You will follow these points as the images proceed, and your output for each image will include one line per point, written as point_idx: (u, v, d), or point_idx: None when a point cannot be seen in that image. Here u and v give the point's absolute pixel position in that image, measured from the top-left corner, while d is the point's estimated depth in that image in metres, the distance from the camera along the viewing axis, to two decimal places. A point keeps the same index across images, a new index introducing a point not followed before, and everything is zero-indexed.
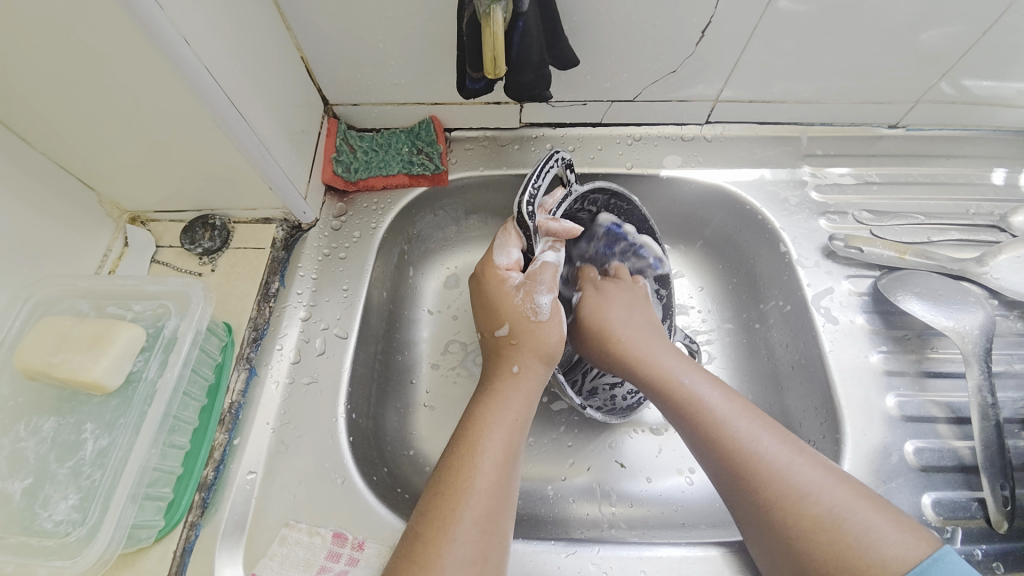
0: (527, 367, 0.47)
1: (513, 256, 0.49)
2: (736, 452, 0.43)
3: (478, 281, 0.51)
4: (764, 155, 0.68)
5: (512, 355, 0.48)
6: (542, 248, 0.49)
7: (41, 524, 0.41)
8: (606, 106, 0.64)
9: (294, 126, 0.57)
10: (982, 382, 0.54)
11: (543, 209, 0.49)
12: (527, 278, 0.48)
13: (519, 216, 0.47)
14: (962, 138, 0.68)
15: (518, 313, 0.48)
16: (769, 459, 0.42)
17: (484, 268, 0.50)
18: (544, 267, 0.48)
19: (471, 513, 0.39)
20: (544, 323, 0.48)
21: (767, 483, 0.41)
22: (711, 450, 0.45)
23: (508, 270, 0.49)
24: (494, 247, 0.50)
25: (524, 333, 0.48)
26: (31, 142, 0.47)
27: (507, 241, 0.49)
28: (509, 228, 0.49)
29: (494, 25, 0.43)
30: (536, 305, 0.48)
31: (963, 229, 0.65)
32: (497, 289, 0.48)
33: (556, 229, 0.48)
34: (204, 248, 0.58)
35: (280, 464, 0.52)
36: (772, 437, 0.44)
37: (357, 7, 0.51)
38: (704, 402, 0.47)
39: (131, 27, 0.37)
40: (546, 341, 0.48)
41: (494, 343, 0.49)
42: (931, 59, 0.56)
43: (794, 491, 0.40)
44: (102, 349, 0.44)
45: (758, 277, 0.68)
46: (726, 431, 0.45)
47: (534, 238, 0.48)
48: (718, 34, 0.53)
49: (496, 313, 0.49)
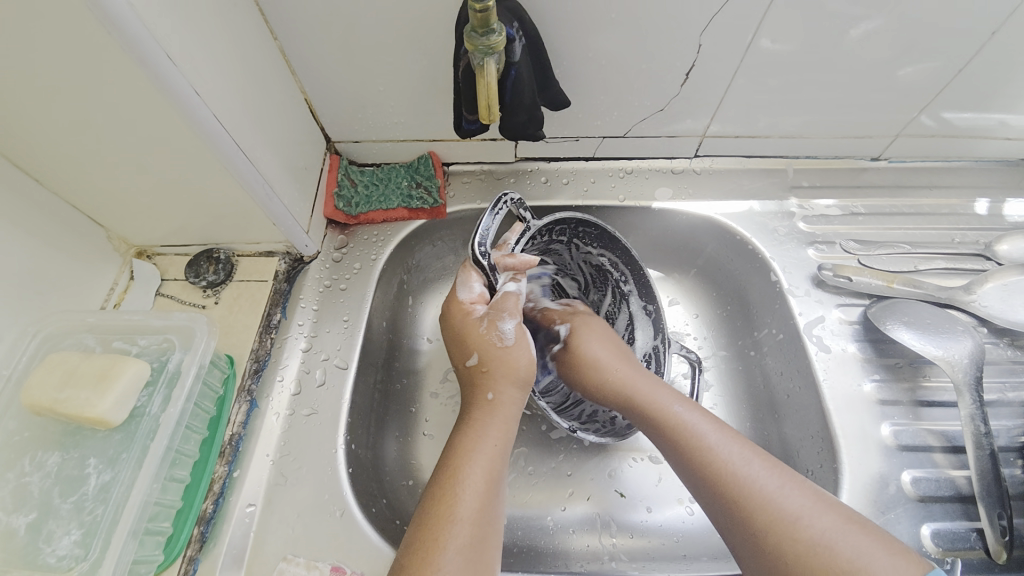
0: (502, 394, 0.48)
1: (475, 290, 0.50)
2: (725, 480, 0.44)
3: (445, 318, 0.52)
4: (753, 187, 0.70)
5: (485, 383, 0.49)
6: (504, 281, 0.51)
7: (43, 559, 0.41)
8: (597, 142, 0.67)
9: (298, 163, 0.59)
10: (974, 411, 0.55)
11: (503, 246, 0.51)
12: (491, 309, 0.50)
13: (474, 258, 0.48)
14: (944, 169, 0.70)
15: (484, 341, 0.49)
16: (759, 486, 0.42)
17: (449, 305, 0.52)
18: (506, 297, 0.50)
19: (455, 541, 0.40)
20: (511, 347, 0.49)
21: (758, 510, 0.41)
22: (700, 478, 0.45)
23: (472, 304, 0.50)
24: (456, 283, 0.51)
25: (493, 360, 0.49)
26: (46, 183, 0.50)
27: (468, 277, 0.50)
28: (468, 268, 0.50)
29: (487, 76, 0.45)
30: (500, 333, 0.49)
31: (948, 258, 0.66)
32: (462, 322, 0.50)
33: (515, 263, 0.51)
34: (208, 281, 0.60)
35: (279, 497, 0.52)
36: (760, 462, 0.44)
37: (360, 54, 0.54)
38: (692, 431, 0.47)
39: (143, 78, 0.39)
40: (516, 366, 0.49)
41: (468, 374, 0.51)
42: (909, 93, 0.58)
43: (785, 517, 0.40)
44: (108, 385, 0.45)
45: (751, 304, 0.69)
46: (714, 457, 0.45)
47: (494, 274, 0.50)
48: (702, 74, 0.56)
49: (465, 344, 0.50)
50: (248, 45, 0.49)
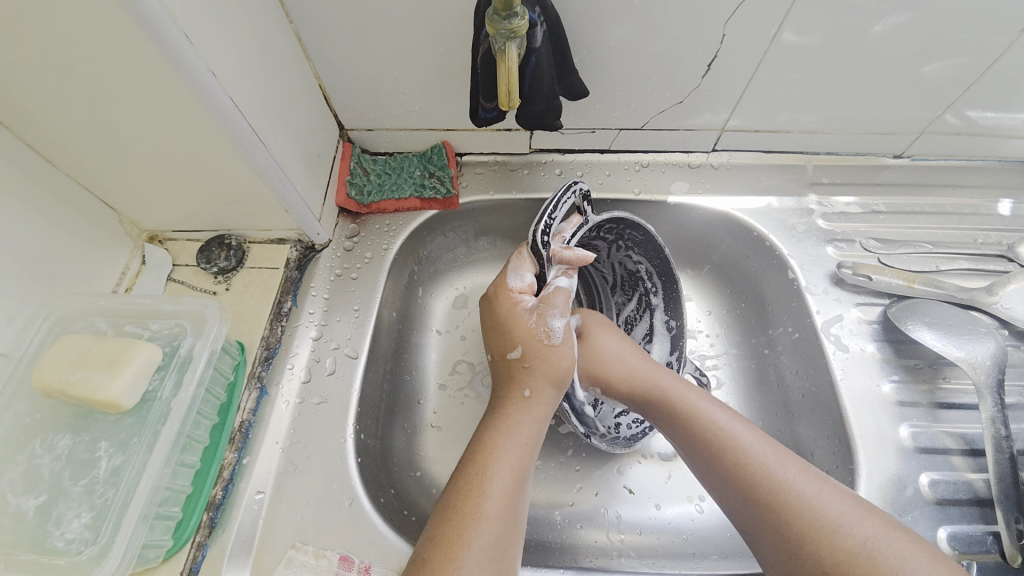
0: (538, 391, 0.47)
1: (526, 280, 0.49)
2: (762, 481, 0.43)
3: (488, 302, 0.51)
4: (771, 183, 0.69)
5: (523, 379, 0.48)
6: (556, 274, 0.50)
7: (52, 543, 0.41)
8: (614, 134, 0.66)
9: (311, 150, 0.59)
10: (995, 414, 0.54)
11: (558, 237, 0.50)
12: (540, 302, 0.48)
13: (533, 243, 0.47)
14: (967, 168, 0.69)
15: (531, 335, 0.48)
16: (797, 491, 0.42)
17: (496, 291, 0.50)
18: (557, 291, 0.49)
19: (480, 539, 0.39)
20: (556, 347, 0.48)
21: (796, 516, 0.41)
22: (734, 480, 0.44)
23: (520, 293, 0.49)
24: (506, 269, 0.50)
25: (535, 356, 0.48)
26: (58, 164, 0.49)
27: (521, 264, 0.49)
28: (523, 252, 0.49)
29: (509, 61, 0.44)
30: (549, 329, 0.47)
31: (971, 258, 0.65)
32: (509, 313, 0.48)
33: (571, 258, 0.49)
34: (219, 267, 0.60)
35: (287, 484, 0.52)
36: (796, 466, 0.43)
37: (375, 39, 0.53)
38: (726, 432, 0.46)
39: (163, 58, 0.39)
40: (558, 365, 0.48)
41: (505, 366, 0.49)
42: (935, 89, 0.57)
43: (825, 523, 0.40)
44: (120, 368, 0.44)
45: (767, 302, 0.68)
46: (750, 459, 0.44)
47: (548, 265, 0.48)
48: (723, 66, 0.55)
49: (507, 336, 0.49)
50: (264, 28, 0.48)
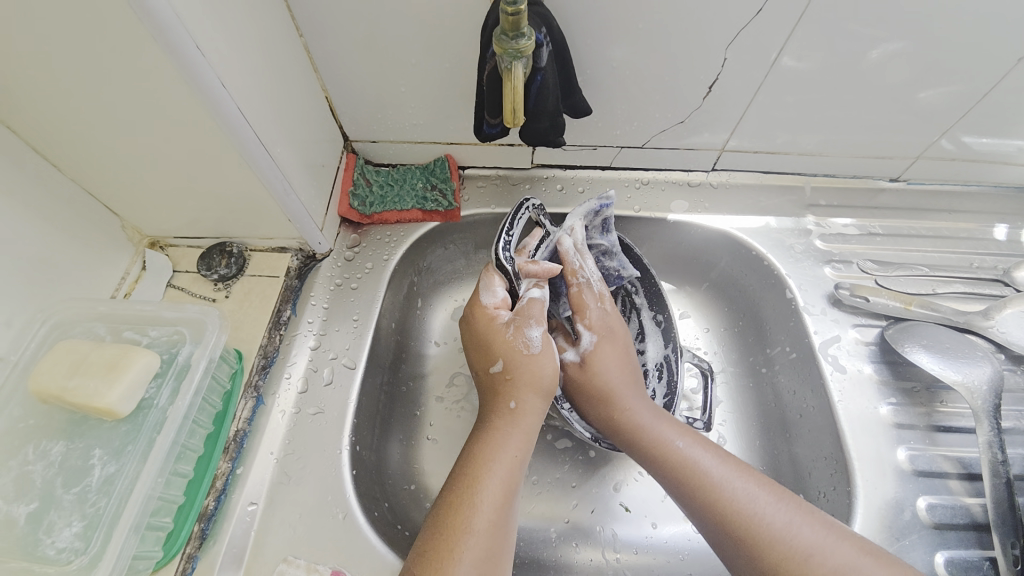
0: (524, 403, 0.47)
1: (499, 295, 0.52)
2: (735, 517, 0.42)
3: (467, 322, 0.53)
4: (770, 203, 0.70)
5: (508, 391, 0.47)
6: (528, 288, 0.52)
7: (43, 551, 0.40)
8: (614, 152, 0.67)
9: (316, 161, 0.59)
10: (992, 438, 0.54)
11: (523, 253, 0.55)
12: (516, 315, 0.50)
13: (498, 260, 0.52)
14: (963, 193, 0.70)
15: (510, 348, 0.48)
16: (767, 524, 0.42)
17: (472, 311, 0.52)
18: (531, 303, 0.51)
19: (471, 553, 0.39)
20: (537, 355, 0.48)
21: (767, 548, 0.41)
22: (708, 517, 0.44)
23: (496, 308, 0.51)
24: (478, 290, 0.53)
25: (518, 368, 0.48)
26: (62, 168, 0.49)
27: (491, 281, 0.52)
28: (490, 271, 0.53)
29: (515, 80, 0.45)
30: (527, 339, 0.49)
31: (967, 282, 0.66)
32: (487, 328, 0.50)
33: (537, 270, 0.53)
34: (220, 274, 0.60)
35: (280, 496, 0.51)
36: (768, 496, 0.43)
37: (383, 55, 0.54)
38: (697, 467, 0.46)
39: (174, 69, 0.39)
40: (542, 375, 0.48)
41: (489, 380, 0.49)
42: (930, 116, 0.58)
43: (797, 555, 0.40)
44: (118, 376, 0.44)
45: (764, 322, 0.68)
46: (723, 496, 0.44)
47: (516, 280, 0.52)
48: (724, 88, 0.56)
49: (488, 350, 0.49)
50: (274, 40, 0.49)
